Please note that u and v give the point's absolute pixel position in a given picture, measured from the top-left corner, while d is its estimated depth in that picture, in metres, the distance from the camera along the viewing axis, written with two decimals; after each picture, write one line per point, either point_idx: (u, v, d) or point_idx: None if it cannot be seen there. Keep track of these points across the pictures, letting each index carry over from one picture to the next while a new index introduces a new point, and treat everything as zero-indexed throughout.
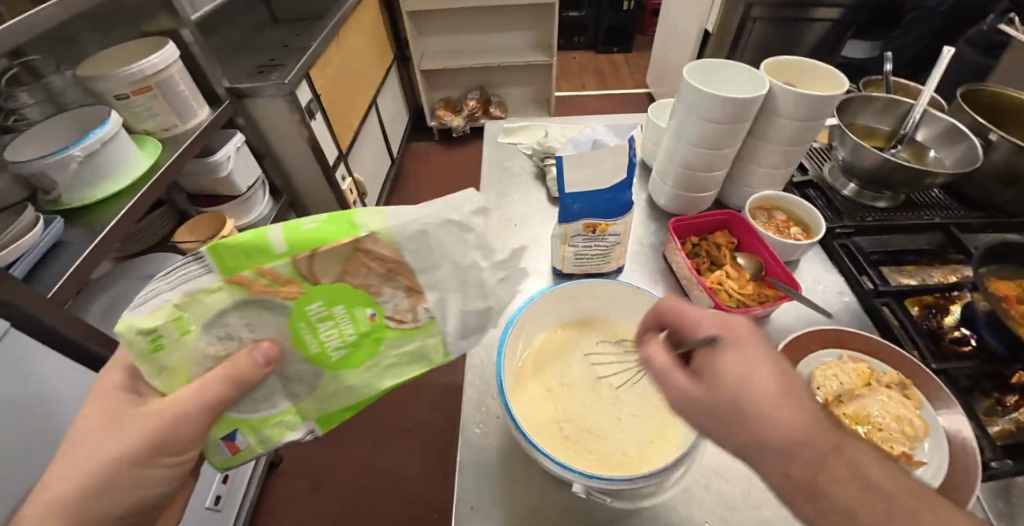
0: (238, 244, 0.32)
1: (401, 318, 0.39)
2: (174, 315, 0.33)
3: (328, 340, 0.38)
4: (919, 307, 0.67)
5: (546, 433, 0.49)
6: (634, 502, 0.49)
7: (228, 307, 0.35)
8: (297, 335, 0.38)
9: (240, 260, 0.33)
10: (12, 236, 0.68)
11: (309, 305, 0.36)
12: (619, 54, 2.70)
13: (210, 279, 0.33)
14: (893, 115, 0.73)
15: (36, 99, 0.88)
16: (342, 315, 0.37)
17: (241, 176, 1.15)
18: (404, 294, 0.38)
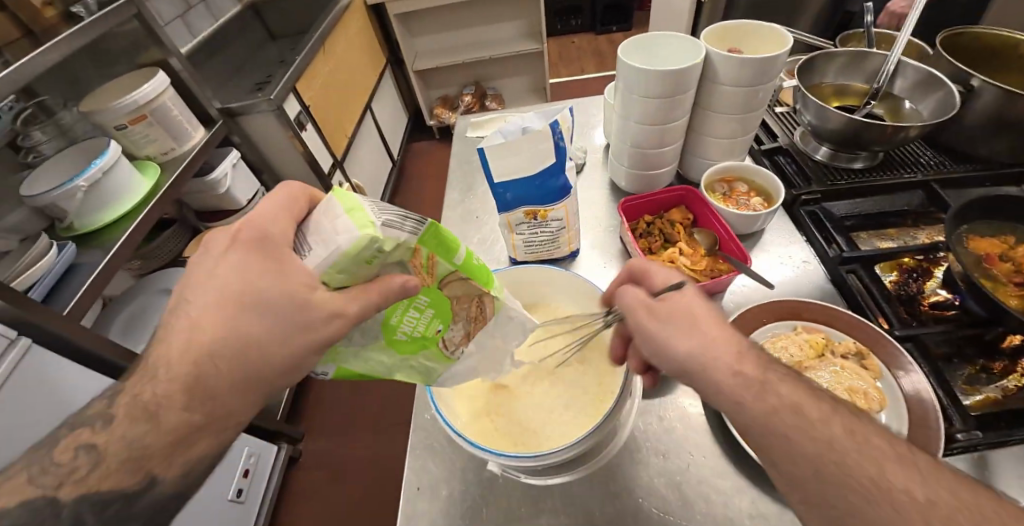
0: (443, 236, 0.38)
1: (450, 346, 0.43)
2: (386, 247, 0.34)
3: (405, 320, 0.40)
4: (897, 272, 0.60)
5: (482, 417, 0.51)
6: (545, 479, 0.49)
7: (400, 257, 0.36)
8: (394, 304, 0.39)
9: (433, 241, 0.37)
10: (27, 264, 0.76)
11: (422, 296, 0.40)
12: (617, 33, 2.64)
13: (410, 238, 0.36)
14: (863, 71, 0.69)
15: (49, 135, 0.97)
16: (427, 316, 0.41)
17: (239, 190, 1.22)
18: (463, 329, 0.43)
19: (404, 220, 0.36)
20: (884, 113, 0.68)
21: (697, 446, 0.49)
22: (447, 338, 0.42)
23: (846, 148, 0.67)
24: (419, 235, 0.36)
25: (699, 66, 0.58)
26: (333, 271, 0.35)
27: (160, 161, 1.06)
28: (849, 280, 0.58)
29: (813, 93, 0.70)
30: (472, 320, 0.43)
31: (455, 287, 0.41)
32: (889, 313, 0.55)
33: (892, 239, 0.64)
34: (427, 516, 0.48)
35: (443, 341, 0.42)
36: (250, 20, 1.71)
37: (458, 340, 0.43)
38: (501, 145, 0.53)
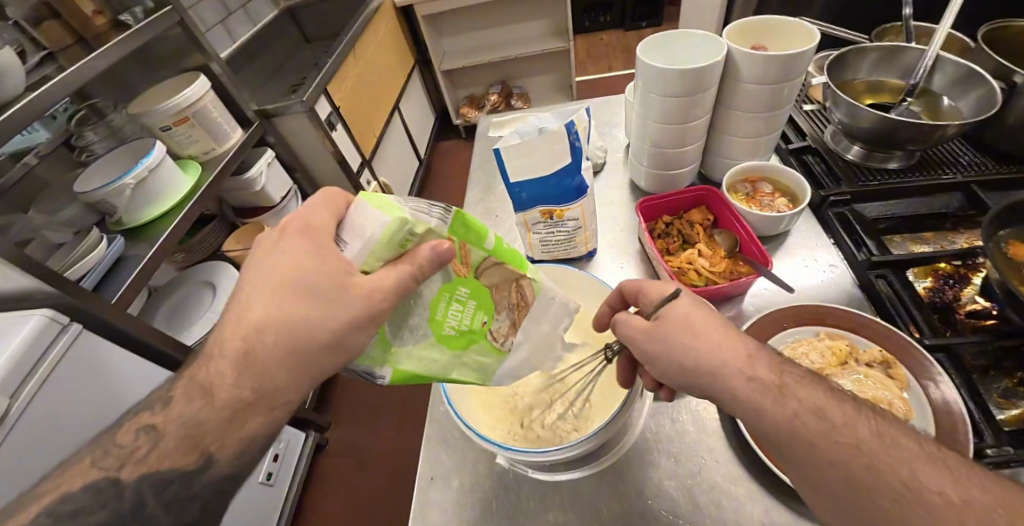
0: (471, 222, 0.38)
1: (498, 337, 0.44)
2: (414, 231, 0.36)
3: (449, 314, 0.41)
4: (932, 278, 0.57)
5: (500, 417, 0.52)
6: (551, 474, 0.50)
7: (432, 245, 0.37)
8: (435, 300, 0.40)
9: (463, 230, 0.38)
10: (80, 255, 0.82)
11: (461, 287, 0.41)
12: (648, 29, 2.59)
13: (438, 224, 0.37)
14: (899, 66, 0.65)
15: (101, 136, 1.05)
16: (470, 308, 0.42)
17: (273, 188, 1.28)
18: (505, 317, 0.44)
19: (432, 211, 0.37)
20: (922, 111, 0.64)
21: (709, 450, 0.49)
22: (494, 329, 0.43)
23: (878, 147, 0.64)
24: (449, 224, 0.37)
25: (719, 64, 0.57)
26: (370, 258, 0.37)
27: (201, 161, 1.13)
28: (878, 286, 0.56)
29: (844, 90, 0.67)
30: (517, 309, 0.44)
31: (492, 276, 0.42)
32: (920, 321, 0.52)
33: (928, 243, 0.61)
34: (439, 505, 0.50)
35: (490, 333, 0.43)
36: (287, 25, 1.79)
37: (505, 330, 0.44)
38: (517, 146, 0.54)
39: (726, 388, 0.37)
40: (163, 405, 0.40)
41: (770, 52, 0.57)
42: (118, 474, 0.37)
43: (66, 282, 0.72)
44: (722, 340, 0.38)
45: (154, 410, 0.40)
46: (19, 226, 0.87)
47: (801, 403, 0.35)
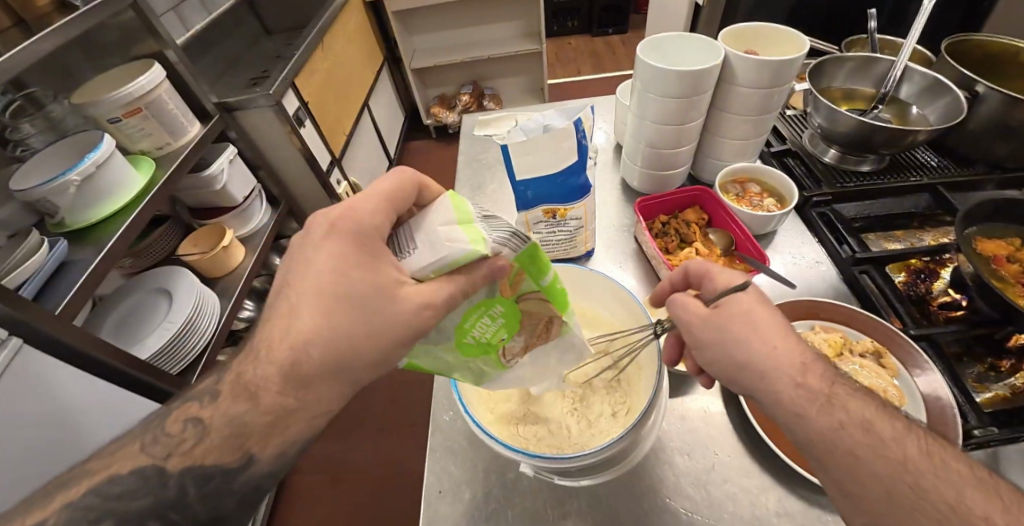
0: (540, 261, 0.40)
1: (508, 355, 0.44)
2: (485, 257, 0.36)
3: (476, 325, 0.41)
4: (906, 272, 0.61)
5: (514, 426, 0.51)
6: (574, 480, 0.49)
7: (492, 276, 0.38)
8: (468, 311, 0.39)
9: (528, 264, 0.39)
10: (20, 260, 0.73)
11: (495, 306, 0.41)
12: (614, 36, 2.66)
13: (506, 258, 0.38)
14: (872, 75, 0.70)
15: (38, 128, 0.94)
16: (496, 325, 0.42)
17: (236, 187, 1.19)
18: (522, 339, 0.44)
19: (512, 236, 0.38)
20: (892, 117, 0.68)
21: (721, 444, 0.49)
22: (509, 347, 0.44)
23: (854, 151, 0.68)
24: (519, 255, 0.38)
25: (717, 67, 0.58)
26: (432, 271, 0.36)
27: (154, 157, 1.03)
28: (863, 281, 0.59)
29: (823, 96, 0.71)
30: (536, 333, 0.45)
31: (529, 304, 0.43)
32: (903, 313, 0.55)
33: (899, 240, 0.65)
34: (451, 517, 0.47)
35: (503, 350, 0.43)
36: (245, 14, 1.68)
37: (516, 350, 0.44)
38: (524, 143, 0.52)
39: (753, 374, 0.37)
40: (214, 395, 0.38)
41: (763, 58, 0.59)
42: (164, 461, 0.36)
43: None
44: (745, 337, 0.38)
45: (194, 401, 0.38)
46: None
47: (822, 390, 0.36)
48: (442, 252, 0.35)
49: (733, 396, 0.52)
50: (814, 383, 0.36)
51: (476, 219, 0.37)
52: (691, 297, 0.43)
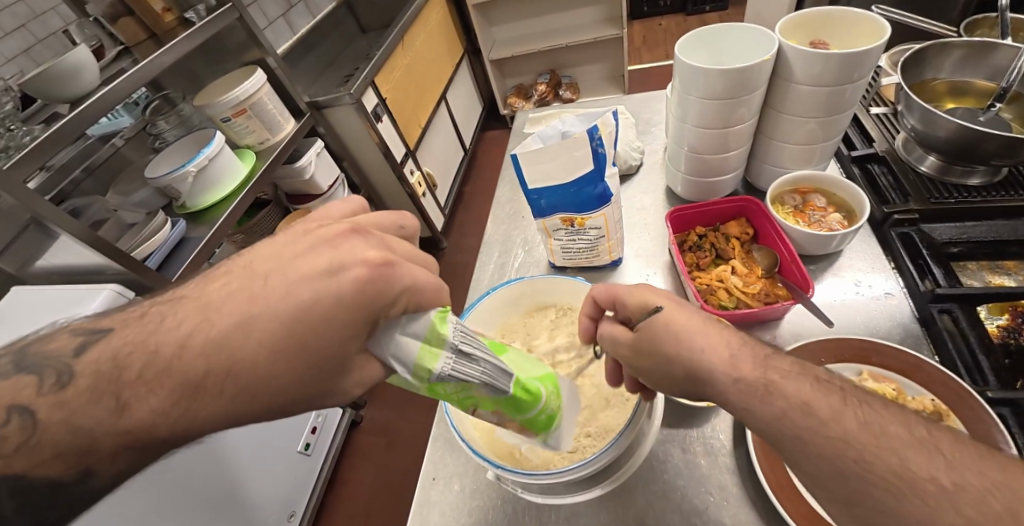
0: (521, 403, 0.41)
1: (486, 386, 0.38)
2: (427, 368, 0.34)
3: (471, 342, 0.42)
4: (1009, 315, 0.50)
5: (492, 436, 0.51)
6: (544, 496, 0.49)
7: (456, 362, 0.36)
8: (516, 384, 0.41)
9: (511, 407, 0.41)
10: (148, 235, 0.95)
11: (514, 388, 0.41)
12: (710, 13, 2.44)
13: (446, 373, 0.35)
14: (984, 68, 0.64)
15: (172, 124, 1.17)
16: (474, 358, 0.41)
17: (321, 177, 1.35)
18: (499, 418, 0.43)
19: (456, 365, 0.36)
20: (1011, 119, 0.62)
21: (720, 487, 0.45)
22: (479, 411, 0.42)
23: (959, 161, 0.58)
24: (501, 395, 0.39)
25: (769, 63, 0.52)
26: (409, 375, 0.35)
27: (256, 150, 1.21)
28: (940, 322, 0.49)
29: (919, 93, 0.67)
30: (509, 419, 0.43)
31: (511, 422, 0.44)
32: (987, 369, 0.45)
33: (1008, 273, 0.54)
34: (438, 507, 0.51)
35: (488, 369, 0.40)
36: (344, 17, 1.87)
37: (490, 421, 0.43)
38: (536, 151, 0.52)
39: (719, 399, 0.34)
40: None
41: (828, 51, 0.51)
42: None
43: (114, 253, 0.85)
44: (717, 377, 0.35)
45: None
46: (98, 206, 0.96)
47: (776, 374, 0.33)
48: (387, 359, 0.33)
49: (745, 436, 0.47)
50: (762, 367, 0.34)
51: (444, 354, 0.35)
52: (615, 326, 0.44)
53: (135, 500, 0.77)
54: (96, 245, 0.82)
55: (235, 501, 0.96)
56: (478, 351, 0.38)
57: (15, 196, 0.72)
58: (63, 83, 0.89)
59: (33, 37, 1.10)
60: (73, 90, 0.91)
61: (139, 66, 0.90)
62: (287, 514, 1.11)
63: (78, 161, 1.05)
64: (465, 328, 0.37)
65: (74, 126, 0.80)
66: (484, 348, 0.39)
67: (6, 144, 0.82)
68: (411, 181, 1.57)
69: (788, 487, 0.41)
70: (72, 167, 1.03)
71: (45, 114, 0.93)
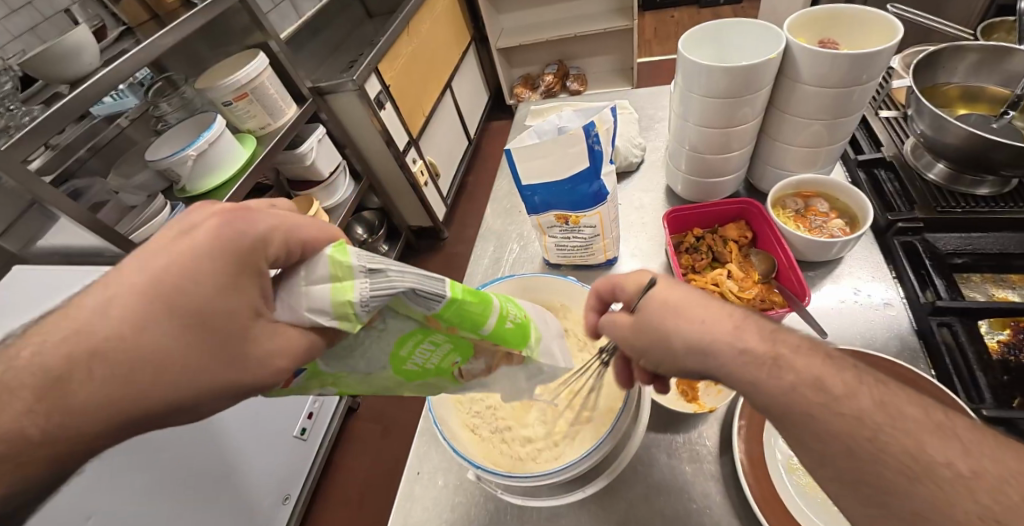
0: (468, 315, 0.38)
1: (421, 303, 0.35)
2: (345, 301, 0.31)
3: (421, 356, 0.39)
4: (1011, 330, 0.49)
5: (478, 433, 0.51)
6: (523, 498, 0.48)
7: (372, 282, 0.32)
8: (458, 320, 0.37)
9: (458, 318, 0.37)
10: (143, 221, 0.94)
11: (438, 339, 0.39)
12: (725, 7, 2.38)
13: (370, 295, 0.32)
14: (999, 73, 0.62)
15: (174, 107, 1.16)
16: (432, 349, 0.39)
17: (323, 163, 1.34)
18: (484, 363, 0.43)
19: (376, 286, 0.33)
20: None
21: (704, 493, 0.45)
22: (465, 369, 0.43)
23: (969, 170, 0.56)
24: (442, 310, 0.36)
25: (774, 62, 0.50)
26: (341, 318, 0.32)
27: (257, 135, 1.20)
28: (939, 335, 0.48)
29: (930, 98, 0.65)
30: (498, 359, 0.43)
31: (486, 344, 0.41)
32: (984, 386, 0.44)
33: (1013, 287, 0.53)
34: (422, 501, 0.51)
35: (459, 371, 0.42)
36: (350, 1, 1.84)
37: (476, 372, 0.43)
38: (530, 148, 0.51)
39: None
40: None
41: (837, 51, 0.49)
42: None
43: (115, 238, 0.87)
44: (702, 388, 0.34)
45: None
46: (99, 187, 0.97)
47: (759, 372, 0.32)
48: (310, 322, 0.31)
49: (732, 443, 0.47)
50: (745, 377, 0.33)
51: (356, 276, 0.32)
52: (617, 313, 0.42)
53: (116, 480, 0.76)
54: (95, 228, 0.84)
55: (229, 481, 0.97)
56: (401, 267, 0.35)
57: (15, 178, 0.72)
58: (63, 63, 0.88)
59: (40, 15, 1.09)
60: (74, 70, 0.90)
61: (139, 48, 0.89)
62: (282, 496, 1.13)
63: (85, 141, 1.06)
64: (372, 254, 0.34)
65: (73, 107, 0.79)
66: (401, 259, 0.35)
67: (6, 124, 0.81)
68: (413, 170, 1.56)
69: (771, 496, 0.41)
70: (78, 146, 1.04)
71: (46, 94, 0.93)
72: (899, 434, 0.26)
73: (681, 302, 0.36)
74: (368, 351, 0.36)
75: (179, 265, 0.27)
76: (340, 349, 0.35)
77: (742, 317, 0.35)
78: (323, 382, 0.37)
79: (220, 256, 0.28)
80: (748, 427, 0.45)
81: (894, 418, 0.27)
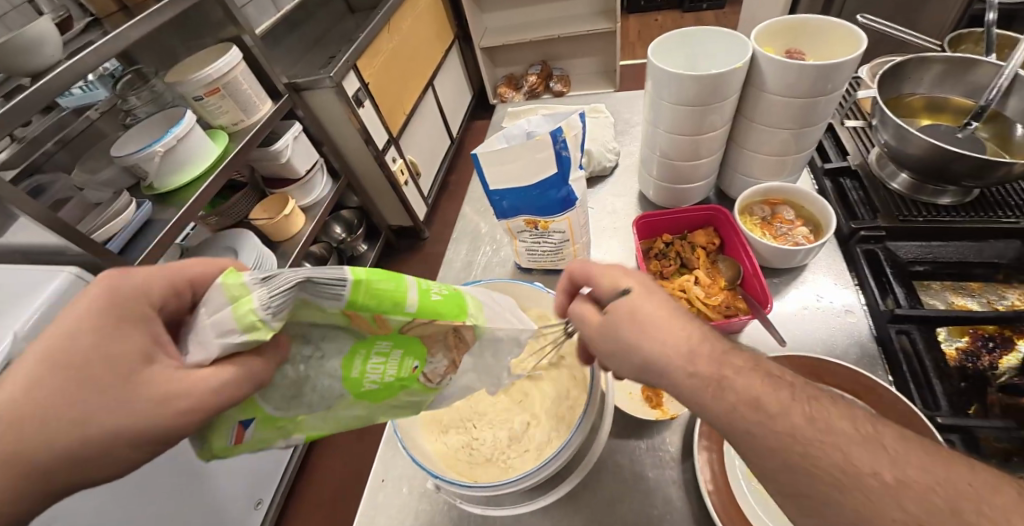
0: (389, 297, 0.34)
1: (329, 297, 0.32)
2: (244, 314, 0.30)
3: (373, 371, 0.36)
4: (969, 337, 0.51)
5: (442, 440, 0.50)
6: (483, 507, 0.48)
7: (264, 288, 0.30)
8: (381, 306, 0.34)
9: (378, 301, 0.34)
10: (107, 218, 0.90)
11: (380, 341, 0.36)
12: (708, 12, 2.41)
13: (267, 300, 0.30)
14: (962, 85, 0.63)
15: (143, 100, 1.11)
16: (391, 357, 0.37)
17: (299, 161, 1.31)
18: (445, 357, 0.39)
19: (268, 289, 0.30)
20: (988, 138, 0.62)
21: (665, 499, 0.45)
22: (429, 371, 0.38)
23: (931, 180, 0.58)
24: (354, 297, 0.33)
25: (741, 71, 0.50)
26: (249, 331, 0.30)
27: (230, 131, 1.17)
28: (897, 342, 0.49)
29: (895, 108, 0.66)
30: (452, 343, 0.39)
31: (428, 326, 0.37)
32: (939, 393, 0.45)
33: (972, 295, 0.55)
34: (385, 509, 0.50)
35: (424, 375, 0.38)
36: None
37: (442, 371, 0.39)
38: (497, 152, 0.51)
39: None
40: None
41: (801, 61, 0.49)
42: None
43: (74, 235, 0.81)
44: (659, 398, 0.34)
45: None
46: (62, 183, 0.93)
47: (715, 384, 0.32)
48: (223, 346, 0.30)
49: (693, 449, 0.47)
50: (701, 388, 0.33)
51: (250, 286, 0.31)
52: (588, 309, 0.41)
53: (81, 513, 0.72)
54: (53, 225, 0.78)
55: (198, 489, 0.94)
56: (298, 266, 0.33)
57: None
58: (24, 55, 0.84)
59: None
60: (35, 62, 0.86)
61: (104, 40, 0.86)
62: (253, 501, 1.10)
63: (54, 133, 1.03)
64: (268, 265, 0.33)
65: (35, 101, 0.76)
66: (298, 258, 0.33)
67: None
68: (393, 169, 1.54)
69: (728, 502, 0.41)
70: (45, 139, 1.01)
71: (6, 87, 0.89)
72: (847, 446, 0.27)
73: (641, 312, 0.35)
74: (316, 383, 0.35)
75: (57, 332, 0.29)
76: (283, 387, 0.35)
77: (700, 327, 0.35)
78: (283, 431, 0.36)
79: (95, 314, 0.30)
80: (709, 434, 0.46)
81: (840, 430, 0.27)
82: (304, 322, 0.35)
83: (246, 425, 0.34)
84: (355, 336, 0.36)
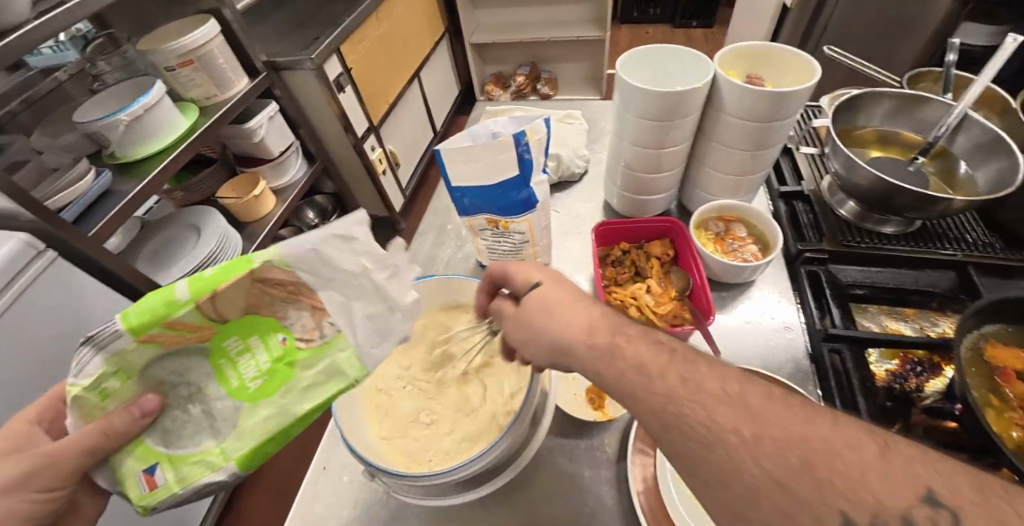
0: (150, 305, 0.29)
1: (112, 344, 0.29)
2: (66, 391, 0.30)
3: (250, 370, 0.33)
4: (899, 360, 0.53)
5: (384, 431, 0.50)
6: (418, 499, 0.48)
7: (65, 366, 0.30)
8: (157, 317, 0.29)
9: (148, 313, 0.29)
10: (68, 182, 0.86)
11: (225, 339, 0.32)
12: (696, 29, 2.47)
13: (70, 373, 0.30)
14: (912, 121, 0.67)
15: (113, 66, 1.09)
16: (257, 344, 0.33)
17: (274, 141, 1.29)
18: (308, 307, 0.34)
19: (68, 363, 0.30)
20: (934, 173, 0.66)
21: (598, 498, 0.46)
22: (294, 340, 0.34)
23: (875, 208, 0.61)
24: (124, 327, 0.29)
25: (702, 90, 0.52)
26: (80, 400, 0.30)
27: (202, 105, 1.14)
28: (829, 360, 0.52)
29: (849, 137, 0.70)
30: (283, 287, 0.32)
31: (230, 297, 0.31)
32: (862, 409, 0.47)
33: (905, 320, 0.58)
34: (323, 498, 0.50)
35: (299, 341, 0.34)
36: None
37: (311, 323, 0.34)
38: (461, 150, 0.51)
39: None
40: None
41: (758, 86, 0.52)
42: None
43: (29, 200, 0.75)
44: None
45: None
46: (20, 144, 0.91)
47: None
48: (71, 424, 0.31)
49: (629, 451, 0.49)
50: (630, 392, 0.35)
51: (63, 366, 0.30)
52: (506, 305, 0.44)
53: None
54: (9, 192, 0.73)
55: None
56: None
57: None
58: None
59: None
60: None
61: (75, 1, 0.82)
62: None
63: (18, 93, 1.00)
64: None
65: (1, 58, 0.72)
66: None
67: None
68: (371, 157, 1.52)
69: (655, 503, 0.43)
70: (9, 97, 0.98)
71: None
72: None
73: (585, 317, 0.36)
74: (212, 409, 0.33)
75: None
76: (178, 427, 0.33)
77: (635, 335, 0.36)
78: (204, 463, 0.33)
79: None
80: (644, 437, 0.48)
81: None
82: (155, 368, 0.32)
83: (152, 470, 0.33)
84: (202, 353, 0.32)
